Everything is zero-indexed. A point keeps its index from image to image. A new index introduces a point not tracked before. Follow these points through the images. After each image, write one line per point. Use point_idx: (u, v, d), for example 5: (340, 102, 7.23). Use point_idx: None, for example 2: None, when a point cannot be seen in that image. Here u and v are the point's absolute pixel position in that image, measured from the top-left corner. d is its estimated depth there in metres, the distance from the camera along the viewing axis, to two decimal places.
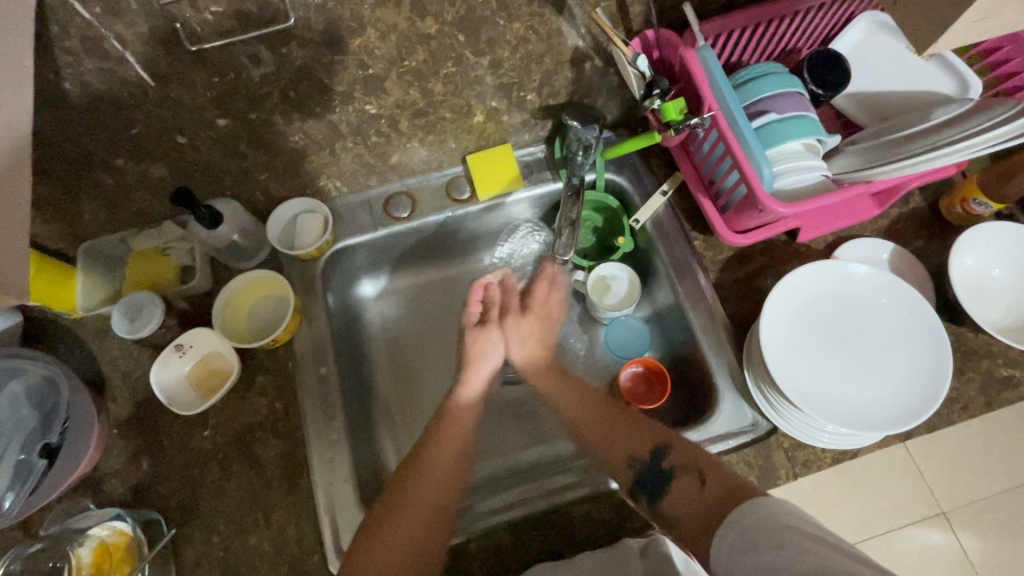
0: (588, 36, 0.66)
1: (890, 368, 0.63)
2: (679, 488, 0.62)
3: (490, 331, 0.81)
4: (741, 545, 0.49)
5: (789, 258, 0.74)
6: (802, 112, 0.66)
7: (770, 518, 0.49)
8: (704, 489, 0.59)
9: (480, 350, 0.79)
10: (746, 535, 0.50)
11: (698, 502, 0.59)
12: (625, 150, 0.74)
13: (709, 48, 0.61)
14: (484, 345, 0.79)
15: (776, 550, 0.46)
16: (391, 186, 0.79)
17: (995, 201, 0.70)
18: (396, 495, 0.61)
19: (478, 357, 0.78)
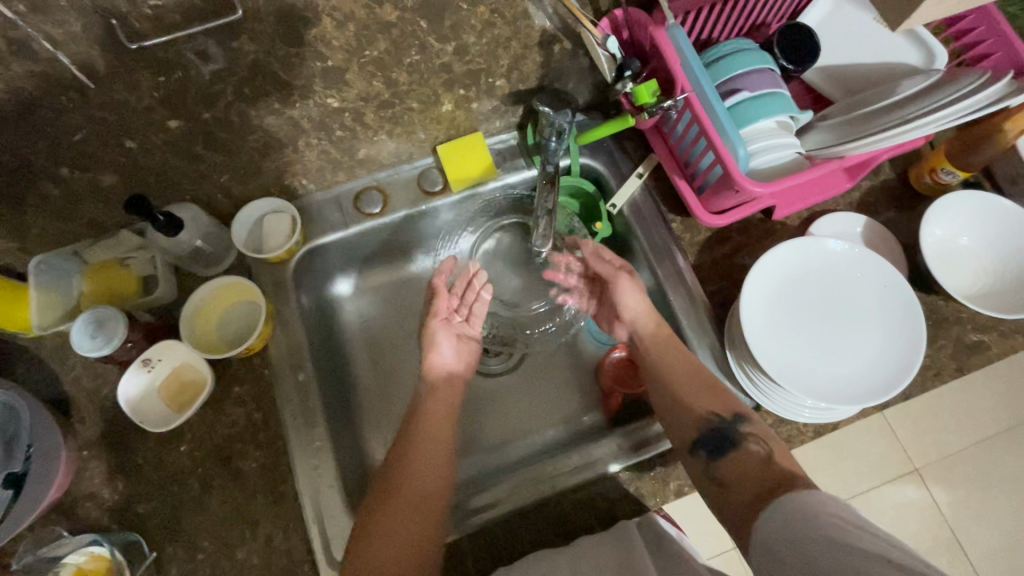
0: (556, 17, 0.64)
1: (867, 341, 0.65)
2: (746, 451, 0.58)
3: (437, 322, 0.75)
4: (777, 536, 0.45)
5: (765, 236, 0.75)
6: (774, 89, 0.65)
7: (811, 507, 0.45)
8: (769, 463, 0.55)
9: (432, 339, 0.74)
10: (786, 524, 0.45)
11: (759, 472, 0.55)
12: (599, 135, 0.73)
13: (681, 26, 0.60)
14: (432, 333, 0.75)
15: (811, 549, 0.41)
16: (360, 180, 0.76)
17: (961, 170, 0.71)
18: (377, 506, 0.60)
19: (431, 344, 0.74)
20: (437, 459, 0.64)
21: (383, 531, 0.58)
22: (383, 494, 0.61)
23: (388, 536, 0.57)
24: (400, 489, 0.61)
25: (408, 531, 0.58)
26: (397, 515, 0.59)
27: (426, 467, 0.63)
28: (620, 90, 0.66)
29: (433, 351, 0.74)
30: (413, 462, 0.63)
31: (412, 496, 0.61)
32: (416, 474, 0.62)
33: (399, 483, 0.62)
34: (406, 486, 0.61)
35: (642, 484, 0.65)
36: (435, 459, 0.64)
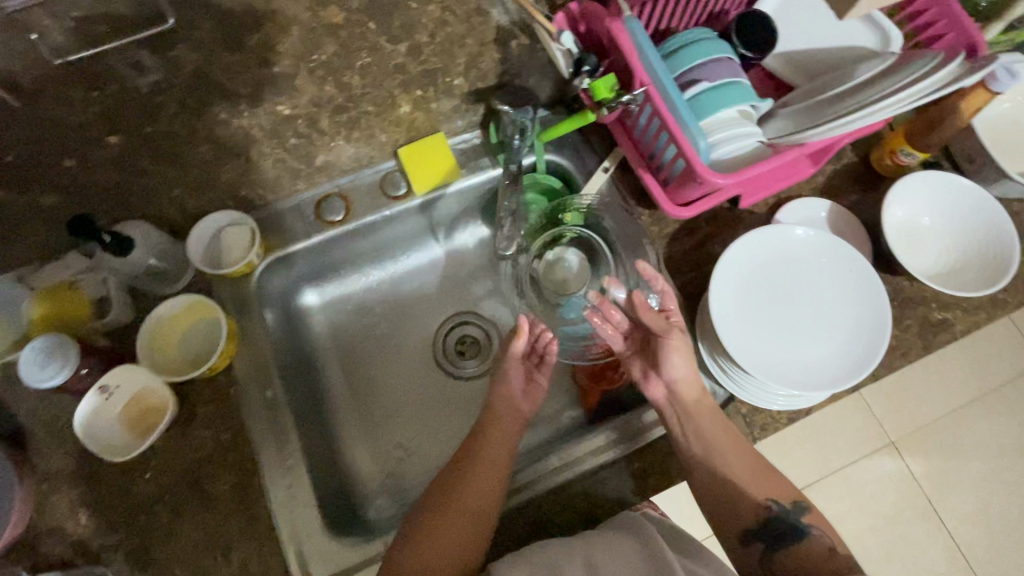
0: None
1: (835, 326, 0.65)
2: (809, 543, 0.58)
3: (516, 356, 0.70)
4: None
5: (733, 226, 0.75)
6: (732, 78, 0.65)
7: None
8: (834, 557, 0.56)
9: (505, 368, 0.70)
10: None
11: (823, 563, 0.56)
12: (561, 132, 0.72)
13: (636, 18, 0.59)
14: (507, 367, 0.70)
15: None
16: (320, 188, 0.73)
17: (920, 152, 0.72)
18: (430, 521, 0.58)
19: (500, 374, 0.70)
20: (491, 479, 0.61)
21: (433, 551, 0.55)
22: (434, 514, 0.58)
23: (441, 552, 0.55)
24: (457, 501, 0.59)
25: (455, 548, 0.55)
26: (447, 537, 0.56)
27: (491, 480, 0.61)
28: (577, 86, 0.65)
29: (507, 385, 0.69)
30: (474, 475, 0.61)
31: (460, 515, 0.58)
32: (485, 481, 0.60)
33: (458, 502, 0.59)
34: (457, 503, 0.59)
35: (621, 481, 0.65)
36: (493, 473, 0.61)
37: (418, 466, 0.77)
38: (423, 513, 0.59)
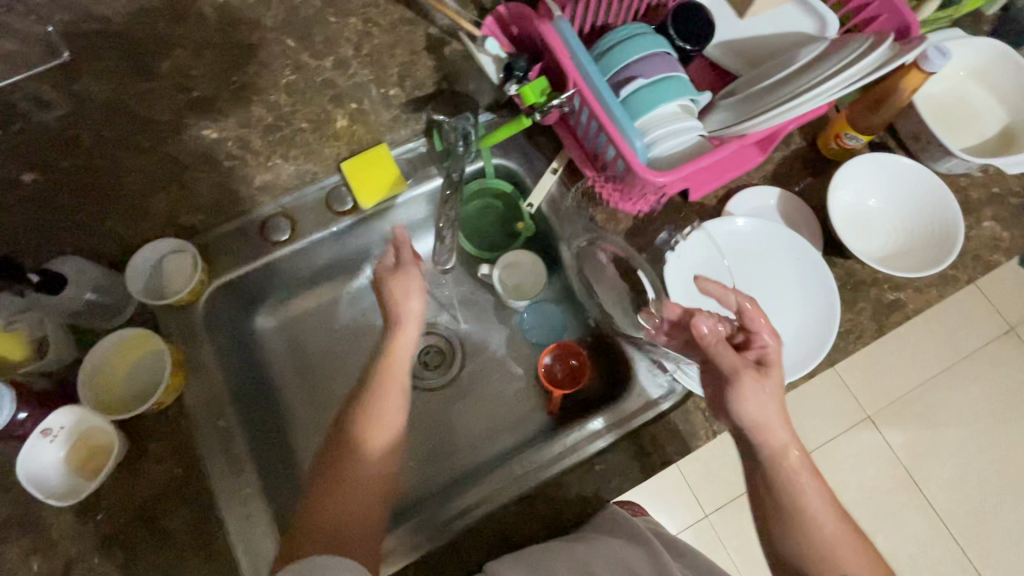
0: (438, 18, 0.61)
1: (787, 312, 0.65)
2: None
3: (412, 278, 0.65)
4: None
5: (686, 219, 0.74)
6: (670, 73, 0.64)
7: None
8: None
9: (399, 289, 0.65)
10: None
11: None
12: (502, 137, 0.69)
13: (565, 19, 0.58)
14: (390, 288, 0.65)
15: None
16: (264, 209, 0.71)
17: (863, 134, 0.73)
18: (337, 469, 0.57)
19: (402, 296, 0.64)
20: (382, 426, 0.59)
21: (331, 509, 0.55)
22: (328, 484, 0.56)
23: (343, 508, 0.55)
24: (343, 469, 0.57)
25: (349, 513, 0.55)
26: (336, 499, 0.55)
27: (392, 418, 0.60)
28: (509, 92, 0.63)
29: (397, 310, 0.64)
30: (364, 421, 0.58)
31: (352, 487, 0.56)
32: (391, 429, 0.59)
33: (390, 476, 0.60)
34: (348, 473, 0.57)
35: (585, 485, 0.65)
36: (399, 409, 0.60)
37: None
38: (322, 480, 0.57)
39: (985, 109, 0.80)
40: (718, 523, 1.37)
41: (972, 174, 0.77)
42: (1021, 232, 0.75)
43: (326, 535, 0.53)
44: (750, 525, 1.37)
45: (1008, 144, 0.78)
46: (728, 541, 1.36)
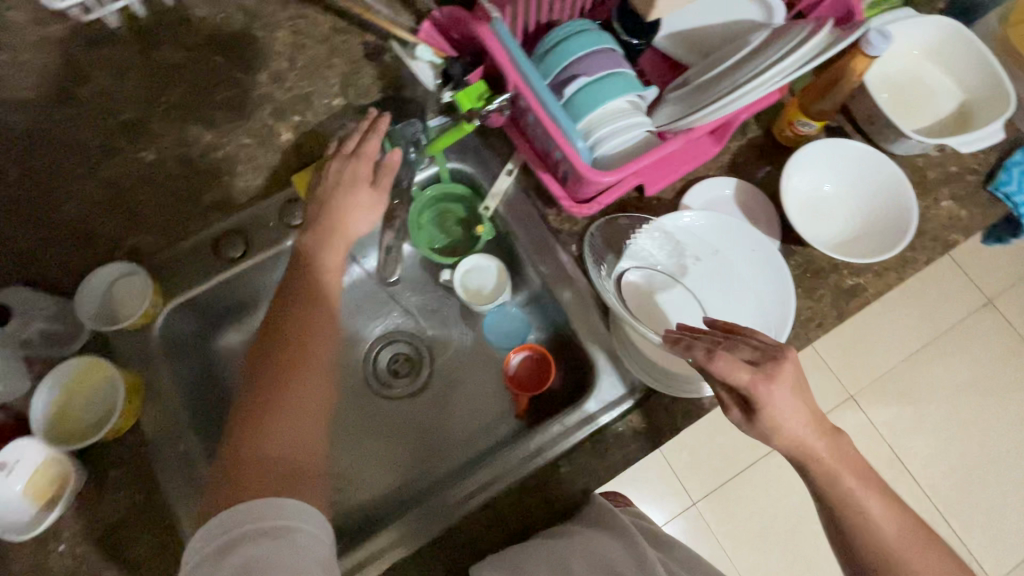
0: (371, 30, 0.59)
1: (742, 303, 0.66)
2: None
3: (360, 189, 0.65)
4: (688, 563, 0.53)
5: (644, 215, 0.74)
6: (613, 70, 0.64)
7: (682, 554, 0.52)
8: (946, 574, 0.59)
9: (348, 203, 0.65)
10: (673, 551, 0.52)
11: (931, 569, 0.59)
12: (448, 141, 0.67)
13: (500, 19, 0.57)
14: (337, 203, 0.65)
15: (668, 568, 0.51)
16: (216, 227, 0.70)
17: (817, 120, 0.71)
18: (270, 396, 0.57)
19: (341, 210, 0.65)
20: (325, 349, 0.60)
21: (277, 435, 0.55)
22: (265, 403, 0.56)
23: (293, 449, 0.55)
24: (286, 387, 0.57)
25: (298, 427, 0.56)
26: (280, 418, 0.56)
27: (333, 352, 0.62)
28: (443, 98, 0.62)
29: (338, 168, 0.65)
30: (305, 343, 0.59)
31: (297, 412, 0.57)
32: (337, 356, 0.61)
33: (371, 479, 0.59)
34: (295, 404, 0.57)
35: (552, 488, 0.65)
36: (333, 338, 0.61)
37: (357, 494, 0.75)
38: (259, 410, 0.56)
39: (941, 87, 0.79)
40: (707, 511, 1.38)
41: (929, 154, 0.77)
42: (979, 210, 0.75)
43: (274, 464, 0.53)
44: (738, 511, 1.37)
45: (964, 121, 0.77)
46: (717, 528, 1.37)
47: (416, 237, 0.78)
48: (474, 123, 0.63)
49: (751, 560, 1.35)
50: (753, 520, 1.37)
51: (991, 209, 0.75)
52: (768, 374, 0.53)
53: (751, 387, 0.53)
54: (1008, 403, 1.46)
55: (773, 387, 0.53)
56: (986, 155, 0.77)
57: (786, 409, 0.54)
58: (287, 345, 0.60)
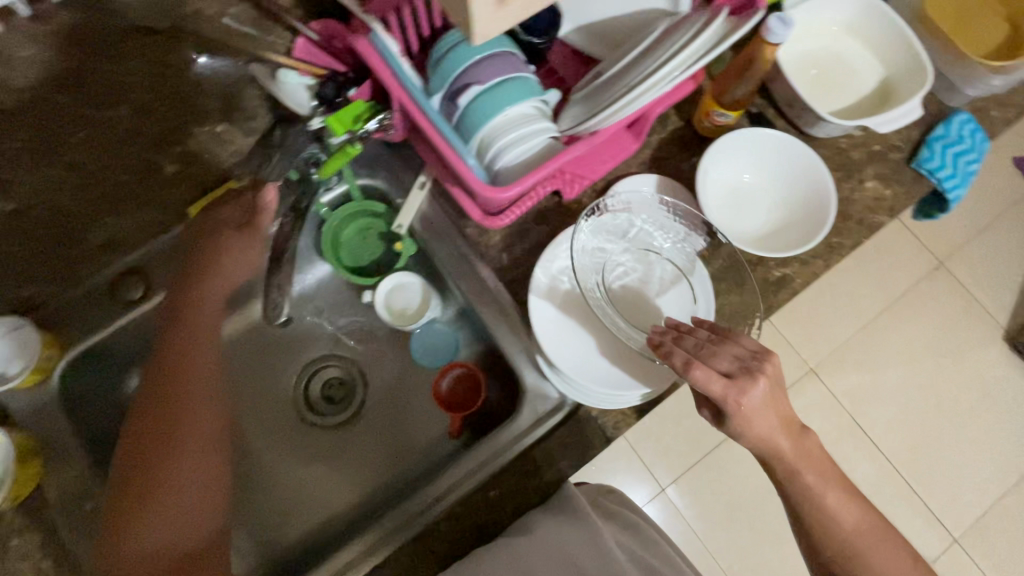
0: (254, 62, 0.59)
1: (664, 310, 0.65)
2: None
3: (229, 238, 0.66)
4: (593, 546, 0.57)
5: (564, 220, 0.71)
6: (508, 74, 0.60)
7: (575, 544, 0.56)
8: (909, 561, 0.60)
9: (219, 266, 0.66)
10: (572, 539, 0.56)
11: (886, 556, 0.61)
12: (335, 165, 0.62)
13: (377, 34, 0.54)
14: (206, 258, 0.66)
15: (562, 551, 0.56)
16: (112, 268, 0.67)
17: (732, 109, 0.68)
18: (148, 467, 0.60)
19: (207, 270, 0.66)
20: (205, 418, 0.64)
21: (160, 511, 0.59)
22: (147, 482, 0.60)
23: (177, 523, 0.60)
24: (166, 465, 0.61)
25: (183, 509, 0.60)
26: (160, 498, 0.60)
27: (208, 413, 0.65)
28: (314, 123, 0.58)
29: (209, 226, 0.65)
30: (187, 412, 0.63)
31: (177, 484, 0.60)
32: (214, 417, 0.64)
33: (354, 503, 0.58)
34: (170, 477, 0.60)
35: (482, 514, 0.63)
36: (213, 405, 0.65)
37: (293, 530, 0.74)
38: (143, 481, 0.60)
39: (861, 63, 0.77)
40: (676, 496, 1.38)
41: (851, 134, 0.75)
42: (903, 188, 0.74)
43: (169, 554, 0.57)
44: (707, 493, 1.38)
45: (886, 98, 0.75)
46: (687, 511, 1.37)
47: (332, 259, 0.75)
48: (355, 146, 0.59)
49: (722, 541, 1.36)
50: (722, 501, 1.37)
51: (915, 186, 0.74)
52: (739, 388, 0.54)
53: (721, 398, 0.53)
54: (964, 362, 1.48)
55: (744, 401, 0.53)
56: (909, 132, 0.75)
57: (757, 419, 0.55)
58: (160, 410, 0.63)
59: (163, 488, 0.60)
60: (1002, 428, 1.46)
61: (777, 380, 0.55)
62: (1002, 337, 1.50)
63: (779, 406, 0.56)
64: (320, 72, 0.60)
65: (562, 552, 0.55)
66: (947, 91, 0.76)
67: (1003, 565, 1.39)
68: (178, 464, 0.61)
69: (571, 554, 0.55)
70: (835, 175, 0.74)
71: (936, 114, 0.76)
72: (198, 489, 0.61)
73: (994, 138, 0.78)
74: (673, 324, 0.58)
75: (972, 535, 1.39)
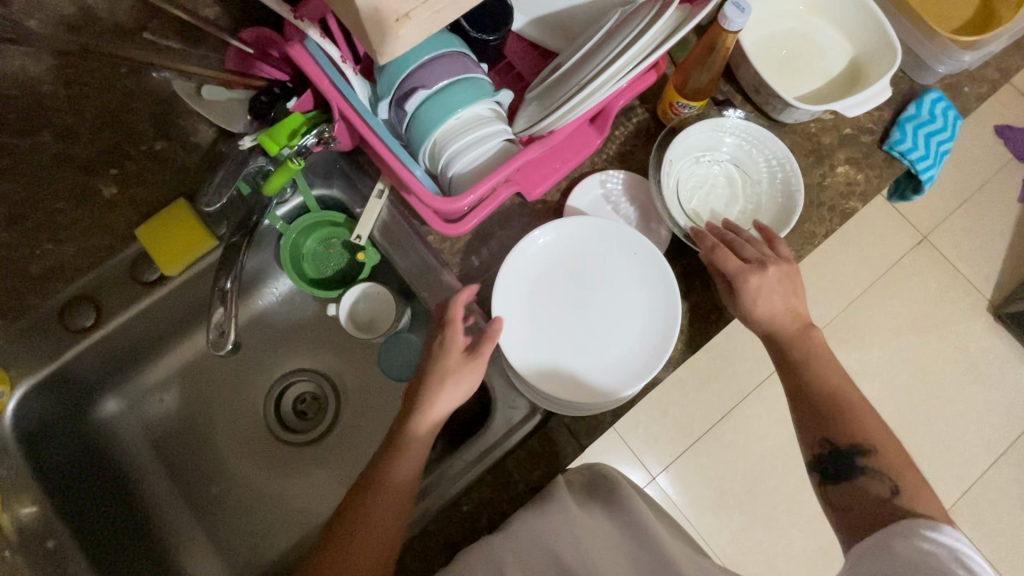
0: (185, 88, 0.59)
1: (629, 320, 0.63)
2: (865, 479, 0.56)
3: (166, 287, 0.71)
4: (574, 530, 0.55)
5: (528, 222, 0.69)
6: (457, 76, 0.56)
7: (557, 531, 0.54)
8: None
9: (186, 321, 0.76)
10: (552, 526, 0.54)
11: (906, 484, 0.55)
12: (276, 184, 0.59)
13: (312, 40, 0.50)
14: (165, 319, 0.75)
15: (545, 539, 0.53)
16: (59, 296, 0.69)
17: (696, 100, 0.66)
18: (210, 524, 0.75)
19: (176, 323, 0.76)
20: (238, 472, 0.77)
21: (227, 544, 0.74)
22: (211, 537, 0.75)
23: (240, 522, 0.75)
24: (224, 523, 0.75)
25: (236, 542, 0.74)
26: (225, 541, 0.74)
27: (225, 442, 0.78)
28: (245, 140, 0.55)
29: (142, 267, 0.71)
30: (226, 469, 0.77)
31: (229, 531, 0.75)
32: (226, 447, 0.78)
33: (371, 499, 0.57)
34: (225, 525, 0.75)
35: (453, 529, 0.61)
36: (244, 463, 0.78)
37: (270, 549, 0.74)
38: (211, 538, 0.75)
39: (830, 43, 0.74)
40: (667, 483, 1.38)
41: (822, 118, 0.73)
42: (876, 172, 0.72)
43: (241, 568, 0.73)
44: (697, 480, 1.37)
45: (856, 78, 0.73)
46: (678, 498, 1.37)
47: (291, 273, 0.71)
48: (295, 163, 0.56)
49: (713, 526, 1.36)
50: (711, 486, 1.37)
51: (887, 169, 0.72)
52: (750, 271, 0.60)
53: (734, 272, 0.60)
54: (949, 335, 1.48)
55: (751, 282, 0.60)
56: (880, 112, 0.73)
57: (763, 299, 0.61)
58: (202, 471, 0.77)
59: (223, 537, 0.75)
60: (989, 399, 1.46)
61: (790, 279, 0.61)
62: (987, 308, 1.50)
63: (790, 298, 0.62)
64: (257, 86, 0.58)
65: (548, 539, 0.53)
66: (918, 68, 0.74)
67: (992, 534, 1.40)
68: (224, 511, 0.75)
69: (556, 541, 0.53)
70: (806, 161, 0.72)
71: (907, 93, 0.74)
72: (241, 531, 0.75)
73: (968, 114, 0.76)
74: (727, 226, 0.64)
75: (961, 506, 1.40)
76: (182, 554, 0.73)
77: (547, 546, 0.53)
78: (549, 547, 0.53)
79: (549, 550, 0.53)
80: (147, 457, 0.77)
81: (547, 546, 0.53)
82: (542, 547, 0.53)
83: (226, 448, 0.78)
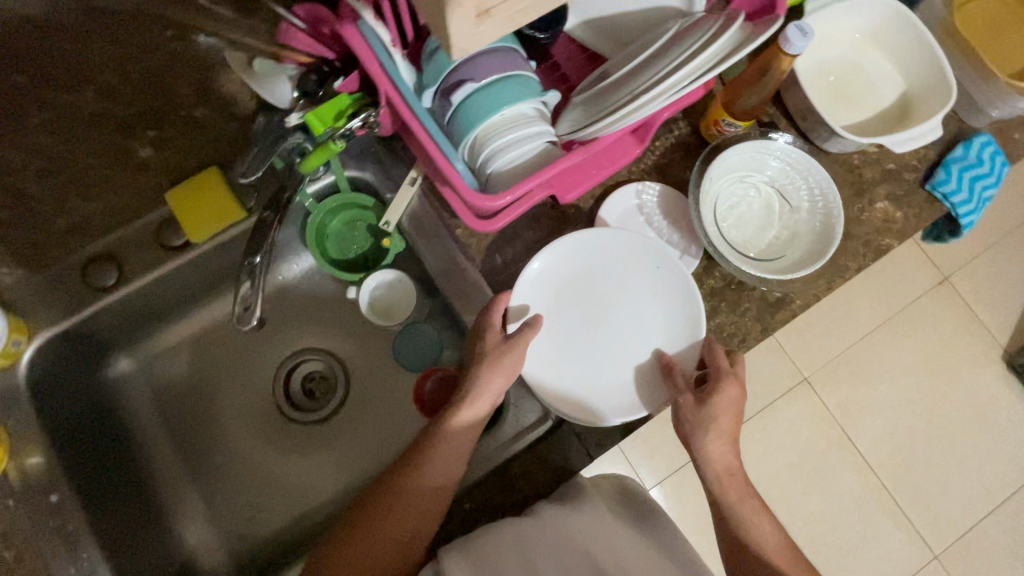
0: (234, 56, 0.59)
1: (648, 336, 0.63)
2: None
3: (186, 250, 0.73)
4: (597, 531, 0.54)
5: (558, 226, 0.68)
6: (507, 72, 0.55)
7: (581, 531, 0.53)
8: None
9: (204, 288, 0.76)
10: (576, 525, 0.54)
11: None
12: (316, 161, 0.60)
13: (367, 21, 0.50)
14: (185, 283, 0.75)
15: (570, 535, 0.52)
16: (84, 252, 0.70)
17: (742, 119, 0.65)
18: (206, 492, 0.75)
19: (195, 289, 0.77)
20: (238, 444, 0.77)
21: (219, 516, 0.74)
22: (206, 505, 0.74)
23: (237, 494, 0.75)
24: (219, 492, 0.75)
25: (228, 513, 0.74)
26: (219, 511, 0.74)
27: (229, 413, 0.78)
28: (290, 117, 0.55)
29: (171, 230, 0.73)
30: (228, 439, 0.77)
31: (224, 502, 0.75)
32: (230, 417, 0.78)
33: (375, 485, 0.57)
34: (221, 494, 0.75)
35: (452, 525, 0.61)
36: (246, 435, 0.78)
37: (264, 525, 0.74)
38: (206, 506, 0.74)
39: (882, 75, 0.73)
40: (660, 497, 1.37)
41: (866, 151, 0.71)
42: (915, 211, 0.71)
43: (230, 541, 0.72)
44: (690, 497, 1.37)
45: (906, 113, 0.71)
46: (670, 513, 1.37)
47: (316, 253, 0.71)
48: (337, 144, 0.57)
49: (701, 545, 1.35)
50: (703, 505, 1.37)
51: (926, 210, 0.71)
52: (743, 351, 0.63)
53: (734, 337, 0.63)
54: (959, 380, 1.46)
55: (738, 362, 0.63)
56: (926, 151, 0.72)
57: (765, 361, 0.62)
58: (204, 439, 0.77)
59: (218, 506, 0.74)
60: (991, 448, 1.44)
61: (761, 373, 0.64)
62: (1000, 357, 1.48)
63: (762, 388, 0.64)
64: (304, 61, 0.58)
65: (575, 536, 0.53)
66: (969, 111, 0.73)
67: None
68: (221, 482, 0.75)
69: (583, 540, 0.53)
70: (845, 193, 0.71)
71: (955, 135, 0.73)
72: (235, 502, 0.74)
73: (1014, 163, 0.74)
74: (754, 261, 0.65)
75: (952, 553, 1.39)
76: (177, 518, 0.73)
77: (573, 543, 0.52)
78: (575, 545, 0.52)
79: (575, 546, 0.52)
80: (150, 419, 0.77)
81: (574, 546, 0.52)
82: (569, 542, 0.52)
83: (230, 419, 0.78)
